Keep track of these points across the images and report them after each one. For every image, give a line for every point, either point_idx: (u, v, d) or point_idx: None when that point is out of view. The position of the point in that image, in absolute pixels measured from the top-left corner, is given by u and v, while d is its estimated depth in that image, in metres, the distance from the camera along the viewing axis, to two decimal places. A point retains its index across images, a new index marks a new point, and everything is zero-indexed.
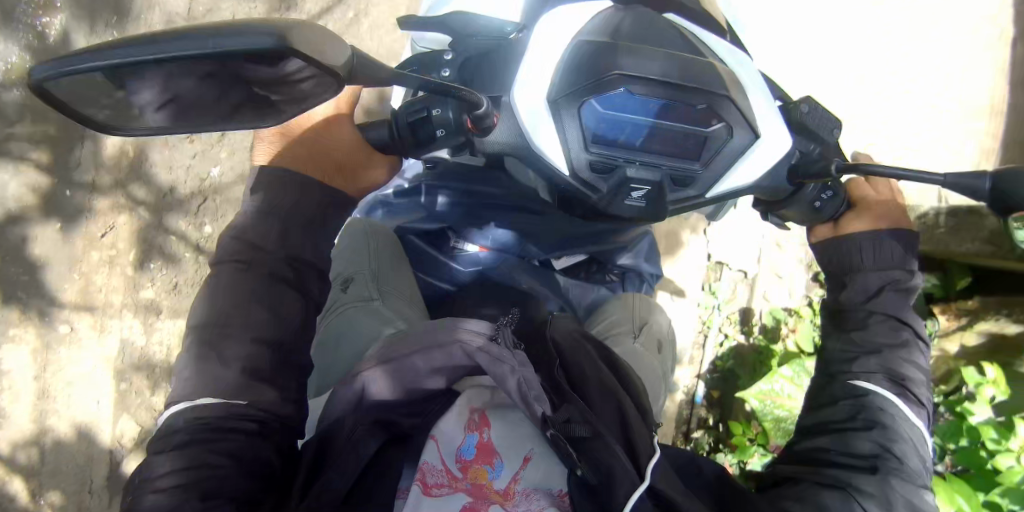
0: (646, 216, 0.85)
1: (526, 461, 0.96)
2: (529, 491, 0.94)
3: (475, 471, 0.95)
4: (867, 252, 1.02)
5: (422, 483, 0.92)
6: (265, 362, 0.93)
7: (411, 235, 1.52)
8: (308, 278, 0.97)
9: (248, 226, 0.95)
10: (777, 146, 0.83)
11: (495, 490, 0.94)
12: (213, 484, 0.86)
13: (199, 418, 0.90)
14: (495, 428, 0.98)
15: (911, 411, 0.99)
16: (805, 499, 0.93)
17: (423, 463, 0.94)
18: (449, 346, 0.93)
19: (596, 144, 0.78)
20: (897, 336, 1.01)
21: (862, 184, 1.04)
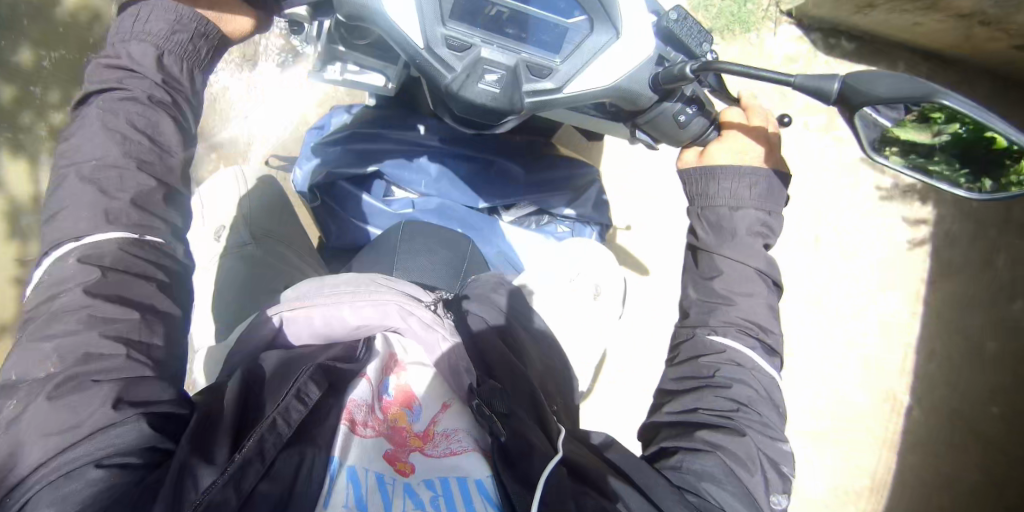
0: (502, 103, 0.94)
1: (445, 408, 0.94)
2: (450, 433, 0.91)
3: (395, 413, 0.92)
4: (725, 177, 1.00)
5: (349, 421, 0.87)
6: (151, 190, 0.88)
7: (341, 182, 1.45)
8: (184, 109, 0.94)
9: (121, 46, 0.91)
10: (637, 52, 0.95)
11: (414, 433, 0.91)
12: (124, 389, 0.77)
13: (88, 270, 0.81)
14: (416, 378, 0.95)
15: (765, 363, 0.97)
16: (686, 464, 0.88)
17: (350, 401, 0.89)
18: (385, 303, 0.94)
19: (452, 22, 0.90)
20: (747, 287, 0.98)
21: (736, 112, 1.06)
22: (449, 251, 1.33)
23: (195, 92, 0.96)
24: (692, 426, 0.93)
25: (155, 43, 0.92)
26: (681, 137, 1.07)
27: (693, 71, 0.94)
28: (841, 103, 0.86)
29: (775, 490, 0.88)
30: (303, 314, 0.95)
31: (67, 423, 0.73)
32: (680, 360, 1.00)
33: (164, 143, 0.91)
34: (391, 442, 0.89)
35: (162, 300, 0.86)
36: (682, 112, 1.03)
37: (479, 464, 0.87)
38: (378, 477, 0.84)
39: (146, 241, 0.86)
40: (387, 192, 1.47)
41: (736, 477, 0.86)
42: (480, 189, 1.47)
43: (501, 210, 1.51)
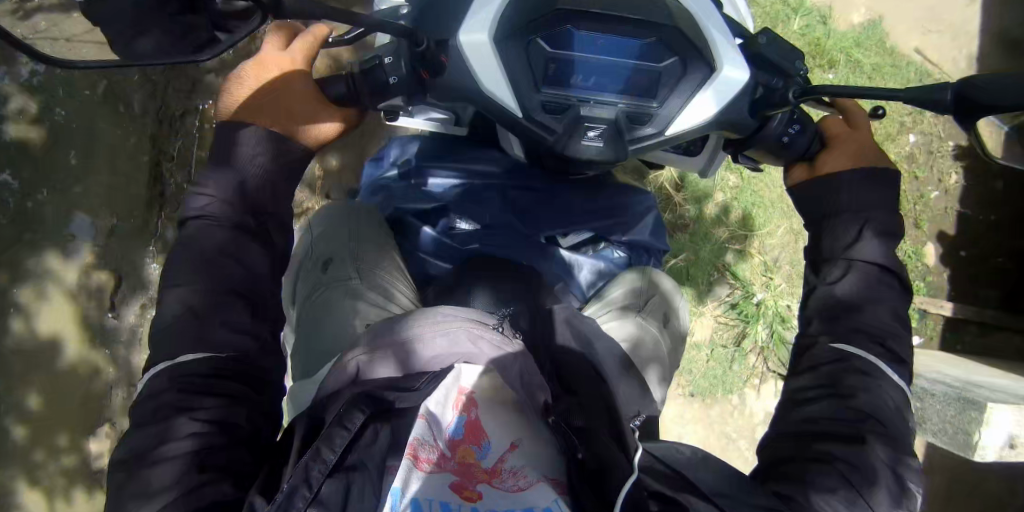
0: (608, 156, 0.94)
1: (513, 447, 0.93)
2: (518, 470, 0.91)
3: (463, 450, 0.92)
4: (846, 191, 1.01)
5: (412, 456, 0.89)
6: (239, 314, 0.96)
7: (408, 216, 1.53)
8: (271, 224, 1.02)
9: (211, 176, 0.98)
10: (732, 82, 0.93)
11: (483, 469, 0.91)
12: (203, 456, 0.87)
13: (184, 376, 0.92)
14: (484, 409, 0.95)
15: (893, 372, 0.95)
16: (799, 476, 0.87)
17: (413, 439, 0.91)
18: (454, 329, 0.94)
19: (546, 87, 0.92)
20: (871, 293, 0.98)
21: (835, 119, 1.07)
22: (515, 286, 1.35)
23: (280, 205, 1.03)
24: (806, 432, 0.92)
25: (239, 171, 0.98)
26: (784, 156, 1.05)
27: (796, 99, 0.94)
28: (957, 111, 0.87)
29: (897, 501, 0.87)
30: (374, 360, 0.93)
31: (160, 487, 0.84)
32: (803, 370, 0.99)
33: (251, 267, 0.98)
34: (458, 478, 0.90)
35: (250, 392, 0.95)
36: (786, 133, 1.01)
37: (545, 494, 0.87)
38: (445, 506, 0.85)
39: (230, 355, 0.94)
40: (451, 226, 1.48)
41: (855, 489, 0.86)
42: (542, 218, 1.49)
43: (559, 239, 1.52)
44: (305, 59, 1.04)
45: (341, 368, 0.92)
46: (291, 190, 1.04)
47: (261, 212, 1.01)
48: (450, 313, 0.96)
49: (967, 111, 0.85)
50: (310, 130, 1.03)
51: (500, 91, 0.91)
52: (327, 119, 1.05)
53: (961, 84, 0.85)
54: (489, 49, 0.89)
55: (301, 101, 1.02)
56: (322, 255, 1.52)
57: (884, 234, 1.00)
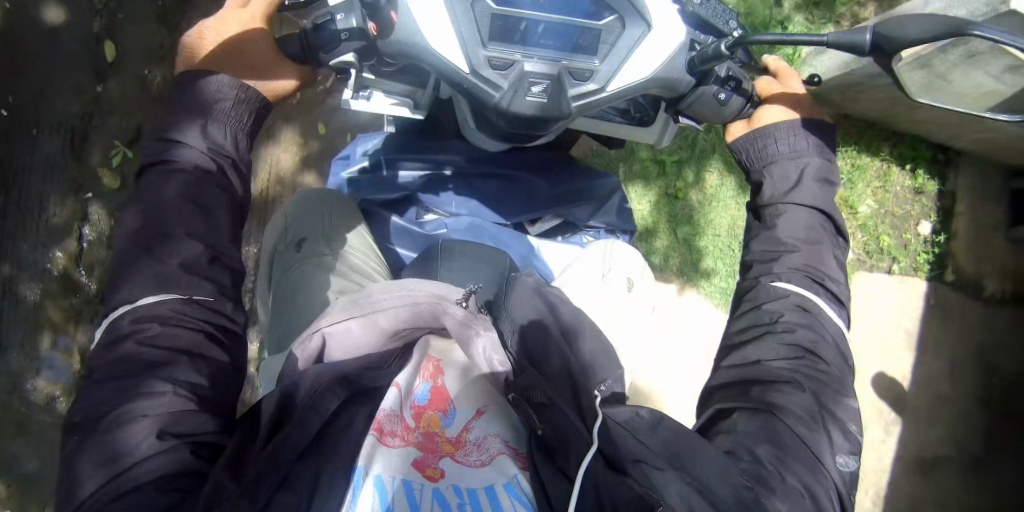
0: (551, 112, 0.94)
1: (479, 414, 0.93)
2: (482, 440, 0.91)
3: (427, 418, 0.91)
4: (781, 139, 1.02)
5: (377, 431, 0.87)
6: (196, 256, 0.93)
7: (375, 208, 1.52)
8: (230, 173, 1.01)
9: (174, 122, 0.99)
10: (670, 39, 0.96)
11: (446, 439, 0.91)
12: (164, 422, 0.83)
13: (144, 322, 0.88)
14: (450, 377, 0.95)
15: (832, 311, 0.98)
16: (740, 423, 0.88)
17: (379, 412, 0.89)
18: (416, 303, 0.95)
19: (491, 42, 0.91)
20: (810, 235, 0.99)
21: (769, 79, 1.08)
22: (489, 269, 1.36)
23: (242, 153, 1.03)
24: (744, 381, 0.93)
25: (199, 114, 0.99)
26: (720, 116, 1.06)
27: (728, 49, 0.95)
28: (875, 53, 0.90)
29: (842, 443, 0.88)
30: (339, 327, 0.95)
31: (119, 453, 0.81)
32: (746, 308, 1.00)
33: (210, 207, 0.96)
34: (422, 448, 0.89)
35: (214, 348, 0.92)
36: (723, 86, 1.03)
37: (506, 468, 0.88)
38: (407, 485, 0.84)
39: (195, 301, 0.92)
40: (420, 216, 1.49)
41: (800, 438, 0.86)
42: (507, 205, 1.49)
43: (528, 225, 1.52)
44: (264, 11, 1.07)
45: (306, 343, 0.95)
46: (249, 140, 1.05)
47: (222, 155, 1.00)
48: (416, 286, 0.97)
49: (884, 52, 0.88)
50: (271, 84, 1.06)
51: (446, 46, 0.91)
52: (285, 73, 1.07)
53: (878, 26, 0.88)
54: None
55: (260, 46, 1.05)
56: (297, 233, 1.41)
57: (824, 179, 1.01)
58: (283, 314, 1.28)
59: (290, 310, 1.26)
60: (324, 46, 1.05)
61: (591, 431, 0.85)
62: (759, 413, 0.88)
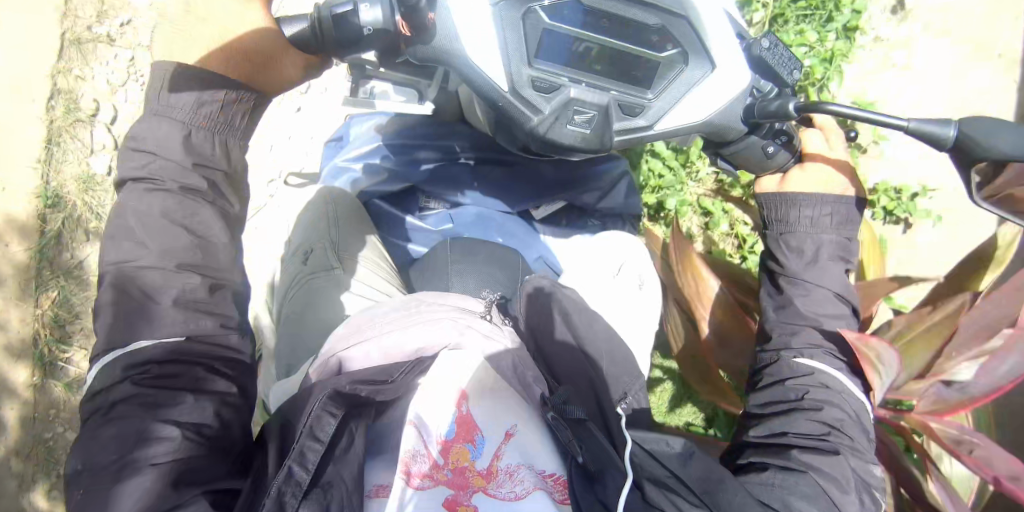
0: (592, 143, 0.95)
1: (509, 436, 0.93)
2: (514, 469, 0.90)
3: (456, 453, 0.90)
4: (805, 204, 1.05)
5: (405, 474, 0.87)
6: (196, 288, 0.94)
7: (376, 200, 1.50)
8: (223, 187, 0.98)
9: (146, 131, 0.94)
10: (731, 85, 0.95)
11: (478, 473, 0.89)
12: (176, 474, 0.83)
13: (139, 365, 0.89)
14: (475, 405, 0.93)
15: (852, 385, 1.02)
16: (769, 479, 0.90)
17: (405, 452, 0.89)
18: (435, 321, 0.99)
19: (538, 64, 0.90)
20: (831, 308, 1.05)
21: (815, 136, 1.09)
22: (502, 273, 1.35)
23: (234, 164, 1.00)
24: (775, 444, 0.96)
25: (181, 122, 0.94)
26: (765, 166, 1.09)
27: (795, 110, 0.95)
28: (953, 150, 0.90)
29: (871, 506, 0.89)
30: (353, 354, 0.97)
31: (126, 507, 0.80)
32: (772, 380, 1.04)
33: (203, 233, 0.96)
34: (452, 485, 0.88)
35: (215, 381, 0.93)
36: (772, 142, 1.06)
37: (542, 505, 0.87)
38: None
39: (196, 338, 0.93)
40: (425, 206, 1.48)
41: (829, 496, 0.87)
42: (515, 194, 1.46)
43: (532, 210, 1.50)
44: None
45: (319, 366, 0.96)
46: (244, 148, 1.01)
47: (205, 167, 0.96)
48: (416, 312, 1.02)
49: (964, 151, 0.89)
50: (269, 76, 1.01)
51: (488, 64, 0.90)
52: (290, 61, 1.02)
53: (963, 123, 0.88)
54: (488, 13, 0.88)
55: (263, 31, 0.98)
56: (305, 247, 1.39)
57: (842, 247, 1.06)
58: (291, 323, 1.25)
59: (299, 324, 1.24)
60: (346, 42, 1.00)
61: (624, 453, 0.86)
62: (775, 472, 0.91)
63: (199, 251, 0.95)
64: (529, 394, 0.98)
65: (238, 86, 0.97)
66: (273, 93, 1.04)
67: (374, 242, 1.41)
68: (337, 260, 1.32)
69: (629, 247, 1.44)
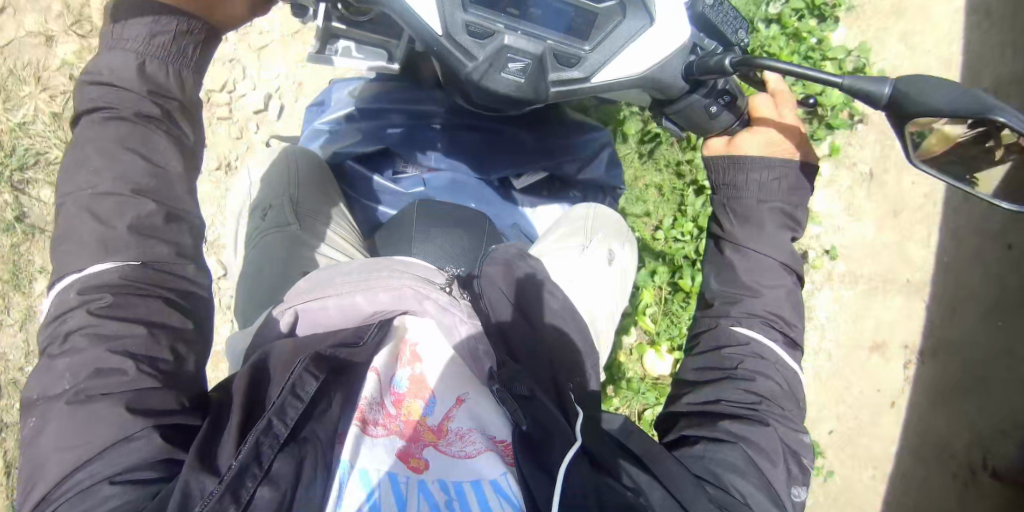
0: (525, 91, 0.94)
1: (459, 402, 0.95)
2: (463, 431, 0.92)
3: (407, 406, 0.93)
4: (754, 167, 1.04)
5: (360, 421, 0.87)
6: (151, 215, 0.94)
7: (349, 161, 1.48)
8: (180, 120, 0.98)
9: (104, 60, 0.94)
10: (668, 39, 0.96)
11: (428, 427, 0.92)
12: (133, 396, 0.85)
13: (93, 294, 0.89)
14: (427, 365, 0.97)
15: (787, 355, 1.04)
16: (707, 450, 0.94)
17: (362, 401, 0.90)
18: (399, 289, 0.96)
19: (473, 7, 0.89)
20: (773, 278, 1.05)
21: (765, 98, 1.07)
22: (467, 236, 1.36)
23: (187, 94, 0.99)
24: (707, 418, 1.00)
25: (134, 51, 0.93)
26: (709, 128, 1.07)
27: (732, 65, 0.93)
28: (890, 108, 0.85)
29: (798, 475, 0.95)
30: (313, 308, 0.98)
31: (84, 438, 0.81)
32: (706, 350, 1.07)
33: (159, 160, 0.95)
34: (404, 436, 0.90)
35: (172, 314, 0.93)
36: (717, 101, 1.04)
37: (494, 464, 0.87)
38: (392, 477, 0.83)
39: (150, 266, 0.93)
40: (400, 170, 1.47)
41: (757, 467, 0.92)
42: (490, 157, 1.45)
43: (513, 179, 1.49)
44: None
45: (281, 316, 0.99)
46: (198, 76, 1.00)
47: (160, 96, 0.96)
48: (381, 267, 0.99)
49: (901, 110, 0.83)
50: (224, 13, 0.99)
51: (424, 9, 0.89)
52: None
53: (899, 80, 0.83)
54: None
55: None
56: (266, 203, 1.43)
57: (787, 224, 1.05)
58: (249, 279, 1.32)
59: (256, 277, 1.30)
60: None
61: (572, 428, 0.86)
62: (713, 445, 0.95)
63: (156, 176, 0.95)
64: (478, 367, 0.99)
65: (187, 16, 0.96)
66: (223, 31, 1.02)
67: (334, 198, 1.40)
68: (293, 216, 1.35)
69: (598, 218, 1.48)
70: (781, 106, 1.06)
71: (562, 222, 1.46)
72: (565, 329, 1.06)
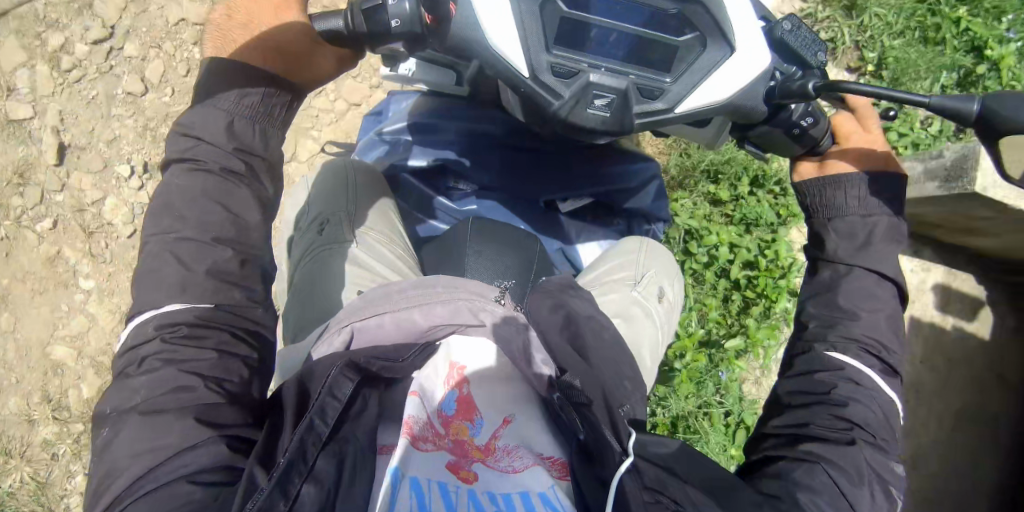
0: (612, 125, 1.01)
1: (506, 422, 0.94)
2: (511, 448, 0.92)
3: (455, 427, 0.92)
4: (850, 183, 1.05)
5: (410, 436, 0.87)
6: (228, 260, 0.97)
7: (405, 173, 1.52)
8: (261, 175, 1.02)
9: (197, 119, 0.98)
10: (750, 67, 1.00)
11: (476, 446, 0.92)
12: (202, 407, 0.88)
13: (170, 324, 0.92)
14: (474, 385, 0.95)
15: (885, 381, 1.00)
16: (794, 475, 0.91)
17: (407, 416, 0.89)
18: (454, 302, 0.97)
19: (558, 50, 0.96)
20: (874, 303, 1.02)
21: (847, 115, 1.11)
22: (515, 258, 1.38)
23: (270, 151, 1.03)
24: (793, 442, 0.97)
25: (225, 111, 0.98)
26: (794, 148, 1.10)
27: (813, 89, 0.99)
28: (978, 125, 0.90)
29: (883, 503, 0.91)
30: (371, 324, 0.97)
31: (151, 446, 0.85)
32: (800, 374, 1.04)
33: (238, 211, 0.99)
34: (453, 453, 0.90)
35: (239, 346, 0.96)
36: (797, 126, 1.06)
37: (541, 478, 0.89)
38: (441, 486, 0.86)
39: (224, 309, 0.96)
40: (454, 186, 1.50)
41: (841, 492, 0.90)
42: (546, 181, 1.46)
43: (559, 202, 1.48)
44: None
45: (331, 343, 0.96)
46: (282, 134, 1.05)
47: (246, 153, 1.00)
48: (433, 284, 0.99)
49: (990, 124, 0.88)
50: (307, 70, 1.03)
51: (514, 54, 0.96)
52: (323, 52, 1.03)
53: (988, 98, 0.88)
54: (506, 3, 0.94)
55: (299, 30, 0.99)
56: (318, 218, 1.44)
57: (889, 243, 1.03)
58: (303, 296, 1.31)
59: (312, 291, 1.31)
60: (377, 36, 0.98)
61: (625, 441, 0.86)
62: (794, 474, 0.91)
63: (233, 222, 0.98)
64: (536, 378, 0.95)
65: (274, 77, 1.00)
66: (310, 87, 1.06)
67: (389, 219, 1.44)
68: (349, 234, 1.39)
69: (650, 254, 1.45)
70: (870, 127, 1.10)
71: (607, 261, 1.42)
72: (613, 350, 1.05)
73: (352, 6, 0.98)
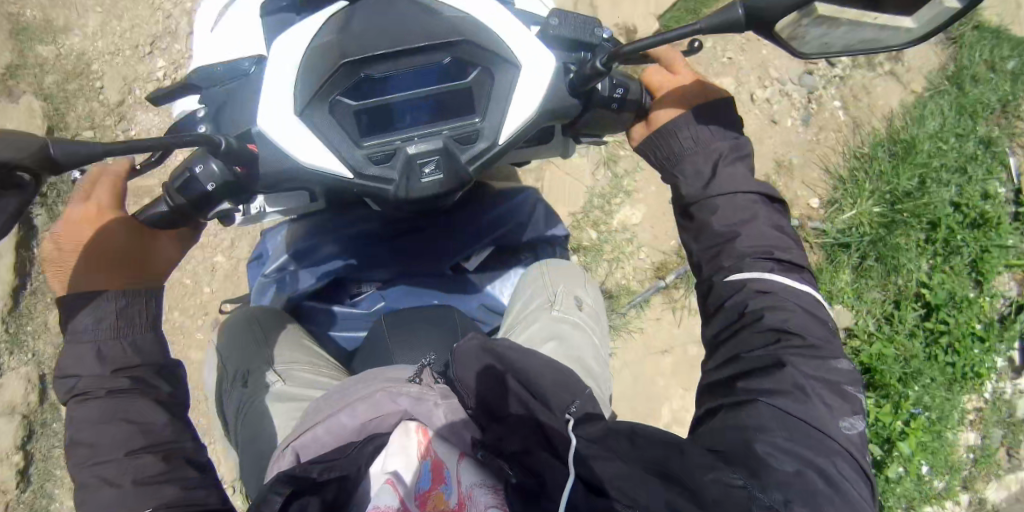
0: (449, 183, 1.01)
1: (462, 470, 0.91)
2: (472, 490, 0.89)
3: (434, 501, 0.84)
4: (682, 128, 1.08)
5: None
6: (152, 464, 0.99)
7: (305, 301, 1.51)
8: (152, 378, 1.06)
9: (71, 361, 1.02)
10: (539, 73, 1.00)
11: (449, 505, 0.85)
12: None
13: None
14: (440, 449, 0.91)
15: (791, 279, 1.04)
16: (755, 414, 0.95)
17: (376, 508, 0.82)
18: (372, 395, 0.94)
19: (368, 141, 0.97)
20: (741, 213, 1.05)
21: (657, 70, 1.15)
22: (436, 328, 1.36)
23: (150, 355, 1.07)
24: (733, 375, 1.01)
25: (94, 343, 1.03)
26: (622, 116, 1.12)
27: (604, 65, 0.97)
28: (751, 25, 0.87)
29: (836, 403, 0.95)
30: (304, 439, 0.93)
31: None
32: (716, 309, 1.08)
33: (143, 418, 1.02)
34: None
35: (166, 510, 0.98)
36: (614, 98, 1.09)
37: None
38: None
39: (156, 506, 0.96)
40: (356, 290, 1.49)
41: (791, 414, 0.94)
42: (439, 249, 1.46)
43: (462, 263, 1.50)
44: (113, 192, 1.14)
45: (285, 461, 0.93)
46: (152, 332, 1.09)
47: (133, 372, 1.04)
48: (372, 378, 1.00)
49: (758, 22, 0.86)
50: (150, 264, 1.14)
51: (324, 160, 0.96)
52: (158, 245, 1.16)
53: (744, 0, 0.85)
54: (299, 127, 0.95)
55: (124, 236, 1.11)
56: (240, 371, 1.44)
57: (736, 164, 1.07)
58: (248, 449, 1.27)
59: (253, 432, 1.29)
60: (199, 201, 1.02)
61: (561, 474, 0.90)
62: (745, 405, 0.97)
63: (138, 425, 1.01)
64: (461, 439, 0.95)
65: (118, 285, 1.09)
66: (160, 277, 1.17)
67: (311, 353, 1.42)
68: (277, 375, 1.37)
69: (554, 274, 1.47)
70: (673, 69, 1.14)
71: (521, 296, 1.45)
72: (551, 378, 1.00)
73: (166, 187, 1.03)
